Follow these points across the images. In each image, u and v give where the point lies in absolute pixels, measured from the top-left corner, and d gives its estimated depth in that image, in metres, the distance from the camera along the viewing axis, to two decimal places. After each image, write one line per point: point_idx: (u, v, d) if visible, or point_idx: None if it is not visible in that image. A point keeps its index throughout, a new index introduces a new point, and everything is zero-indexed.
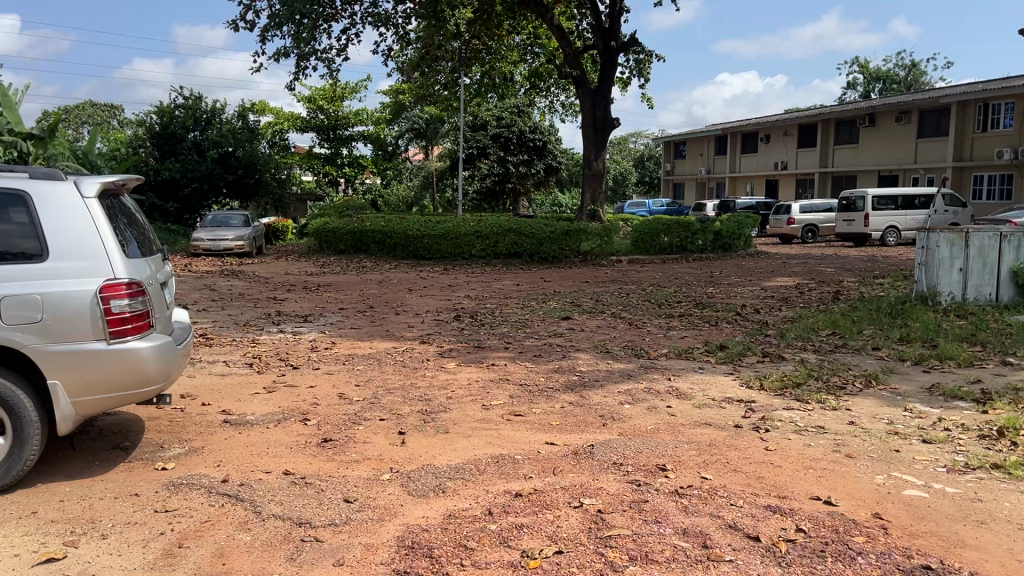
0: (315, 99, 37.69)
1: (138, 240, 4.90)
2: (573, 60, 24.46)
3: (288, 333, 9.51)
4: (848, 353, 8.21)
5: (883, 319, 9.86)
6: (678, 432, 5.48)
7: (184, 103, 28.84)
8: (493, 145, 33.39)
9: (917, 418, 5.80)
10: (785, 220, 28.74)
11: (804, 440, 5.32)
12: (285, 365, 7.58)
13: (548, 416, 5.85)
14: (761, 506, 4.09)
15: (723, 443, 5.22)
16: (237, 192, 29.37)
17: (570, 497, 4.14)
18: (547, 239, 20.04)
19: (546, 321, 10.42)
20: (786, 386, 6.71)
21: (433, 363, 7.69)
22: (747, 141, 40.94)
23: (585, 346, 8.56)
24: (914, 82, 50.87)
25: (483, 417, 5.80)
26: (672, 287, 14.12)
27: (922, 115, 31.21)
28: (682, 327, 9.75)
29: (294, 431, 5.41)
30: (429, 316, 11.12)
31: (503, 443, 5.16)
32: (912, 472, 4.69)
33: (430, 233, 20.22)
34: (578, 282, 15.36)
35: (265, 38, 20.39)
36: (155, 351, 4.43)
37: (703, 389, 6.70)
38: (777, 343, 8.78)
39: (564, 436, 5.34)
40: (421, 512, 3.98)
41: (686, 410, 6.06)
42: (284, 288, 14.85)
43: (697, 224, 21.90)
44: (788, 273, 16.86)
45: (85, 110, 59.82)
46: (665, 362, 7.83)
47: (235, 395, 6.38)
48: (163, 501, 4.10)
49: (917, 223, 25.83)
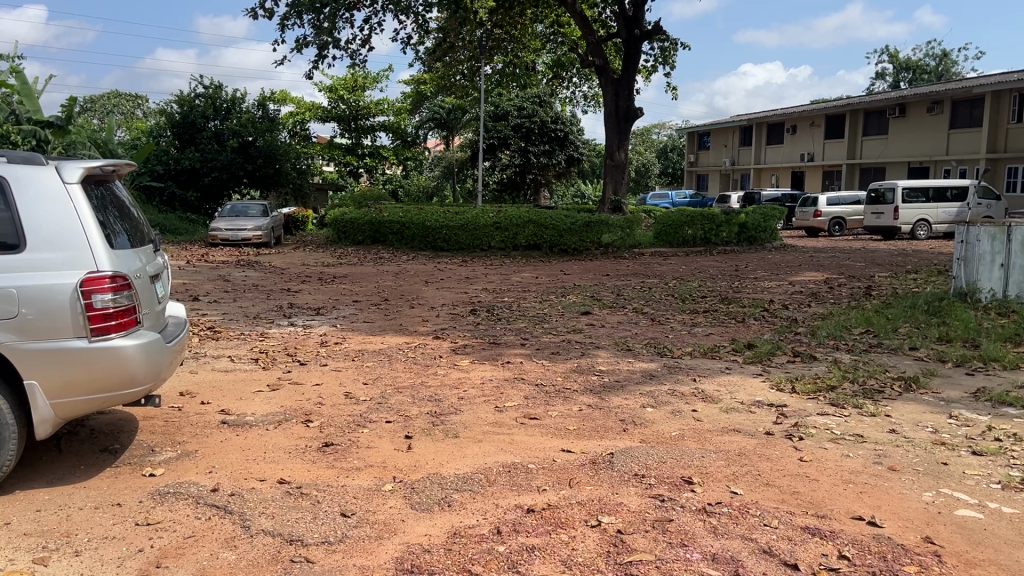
0: (336, 89, 37.60)
1: (128, 232, 4.61)
2: (596, 49, 23.96)
3: (298, 327, 9.25)
4: (884, 353, 7.76)
5: (919, 317, 9.38)
6: (705, 440, 5.09)
7: (205, 92, 28.69)
8: (515, 135, 32.92)
9: (964, 426, 5.38)
10: (811, 212, 28.06)
11: (841, 450, 4.93)
12: (291, 361, 7.27)
13: (565, 420, 5.48)
14: (797, 527, 3.70)
15: (754, 453, 4.83)
16: (257, 182, 29.22)
17: (587, 515, 3.78)
18: (568, 230, 19.61)
19: (565, 316, 10.07)
20: (820, 390, 6.28)
21: (446, 361, 7.34)
22: (773, 132, 40.18)
23: (605, 344, 8.18)
24: (945, 72, 49.70)
25: (496, 420, 5.44)
26: (697, 281, 13.71)
27: (954, 105, 30.39)
28: (707, 324, 9.33)
29: (295, 434, 5.10)
30: (445, 310, 10.78)
31: (516, 450, 4.81)
32: (963, 489, 4.27)
33: (448, 224, 19.92)
34: (599, 276, 14.97)
35: (284, 27, 20.14)
36: (143, 350, 4.12)
37: (731, 391, 6.31)
38: (809, 342, 8.35)
39: (581, 443, 4.98)
40: (423, 530, 3.64)
41: (712, 414, 5.68)
42: (299, 279, 14.61)
43: (722, 216, 21.38)
44: (818, 267, 16.35)
45: (110, 100, 60.15)
46: (689, 361, 7.42)
47: (237, 393, 6.08)
48: (145, 513, 3.79)
49: (949, 216, 25.14)
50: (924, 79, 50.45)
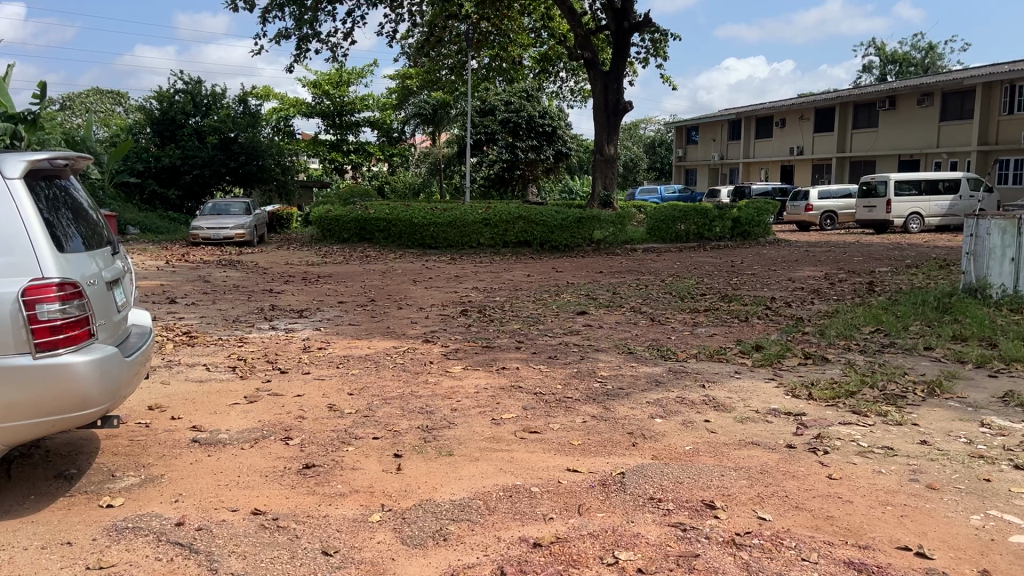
0: (320, 84, 37.10)
1: (84, 234, 4.14)
2: (583, 42, 23.44)
3: (280, 330, 8.75)
4: (899, 354, 7.37)
5: (929, 314, 9.02)
6: (722, 455, 4.67)
7: (184, 87, 28.12)
8: (502, 131, 32.43)
9: (999, 436, 4.97)
10: (803, 206, 27.78)
11: (872, 465, 4.51)
12: (271, 369, 6.78)
13: (567, 433, 5.04)
14: (840, 562, 3.28)
15: (777, 469, 4.42)
16: (240, 180, 28.59)
17: (601, 550, 3.35)
18: (558, 226, 19.14)
19: (560, 317, 9.59)
20: (839, 396, 5.87)
21: (436, 367, 6.87)
22: (761, 126, 39.90)
23: (603, 346, 7.76)
24: (931, 65, 49.65)
25: (493, 435, 4.99)
26: (693, 278, 13.29)
27: (944, 97, 30.17)
28: (710, 324, 8.92)
29: (273, 453, 4.63)
30: (435, 311, 10.30)
31: (516, 470, 4.36)
32: (1013, 511, 3.85)
33: (436, 221, 19.44)
34: (592, 273, 14.56)
35: (265, 20, 19.57)
36: (96, 367, 3.65)
37: (744, 398, 5.89)
38: (818, 342, 7.95)
39: (586, 460, 4.54)
40: (416, 571, 3.20)
41: (726, 425, 5.25)
42: (282, 279, 14.10)
43: (714, 210, 21.03)
44: (814, 262, 16.02)
45: (88, 97, 59.14)
46: (694, 365, 6.99)
47: (211, 406, 5.60)
48: (98, 553, 3.32)
49: (941, 209, 24.89)
50: (911, 72, 50.33)
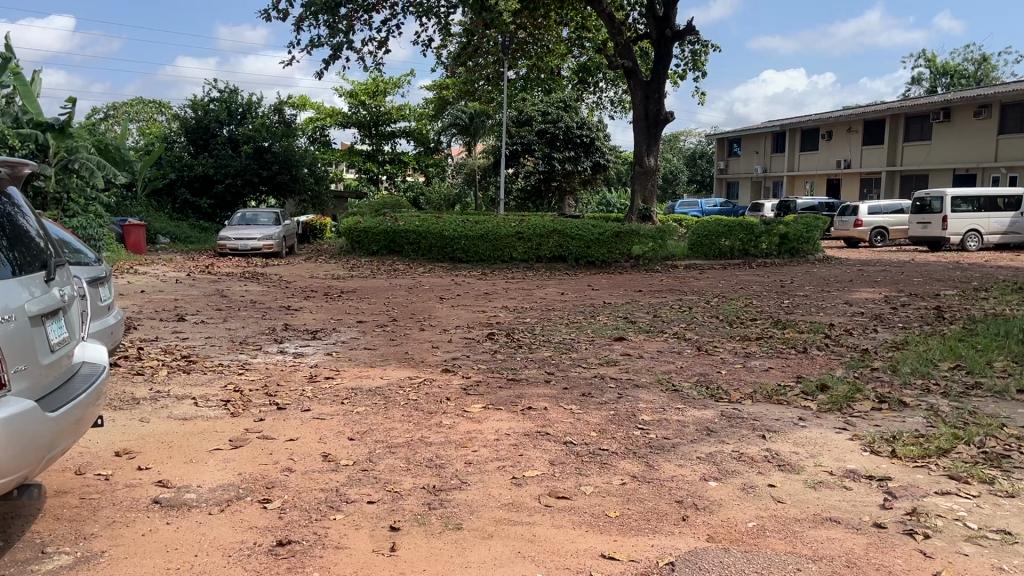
0: (356, 94, 36.83)
1: (15, 258, 3.37)
2: (624, 50, 22.47)
3: (288, 355, 8.00)
4: (989, 399, 6.33)
5: (1015, 348, 7.92)
6: (795, 537, 3.74)
7: (219, 96, 27.91)
8: (539, 141, 31.72)
9: None
10: (852, 222, 26.44)
11: (991, 558, 3.54)
12: (268, 405, 5.99)
13: (603, 500, 4.16)
14: None
15: (867, 562, 3.49)
16: (273, 189, 28.15)
17: None
18: (594, 241, 18.24)
19: (596, 343, 8.72)
20: (929, 455, 4.90)
21: (452, 406, 6.00)
22: (807, 138, 38.55)
23: (645, 382, 6.84)
24: (984, 77, 47.70)
25: (512, 501, 4.13)
26: (740, 299, 12.33)
27: (1003, 109, 28.64)
28: (763, 356, 7.98)
29: (244, 521, 3.82)
30: (459, 334, 9.49)
31: (539, 555, 3.50)
32: None
33: (467, 234, 18.71)
34: (630, 292, 13.65)
35: (300, 28, 18.98)
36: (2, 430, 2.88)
37: (812, 454, 4.97)
38: (891, 381, 6.94)
39: (625, 542, 3.65)
40: None
41: (797, 492, 4.32)
42: (303, 294, 13.39)
43: (761, 225, 19.93)
44: (871, 283, 14.92)
45: (132, 107, 60.05)
46: (752, 408, 6.04)
47: (188, 452, 4.83)
48: None
49: (1001, 226, 23.51)
50: (962, 84, 48.53)
